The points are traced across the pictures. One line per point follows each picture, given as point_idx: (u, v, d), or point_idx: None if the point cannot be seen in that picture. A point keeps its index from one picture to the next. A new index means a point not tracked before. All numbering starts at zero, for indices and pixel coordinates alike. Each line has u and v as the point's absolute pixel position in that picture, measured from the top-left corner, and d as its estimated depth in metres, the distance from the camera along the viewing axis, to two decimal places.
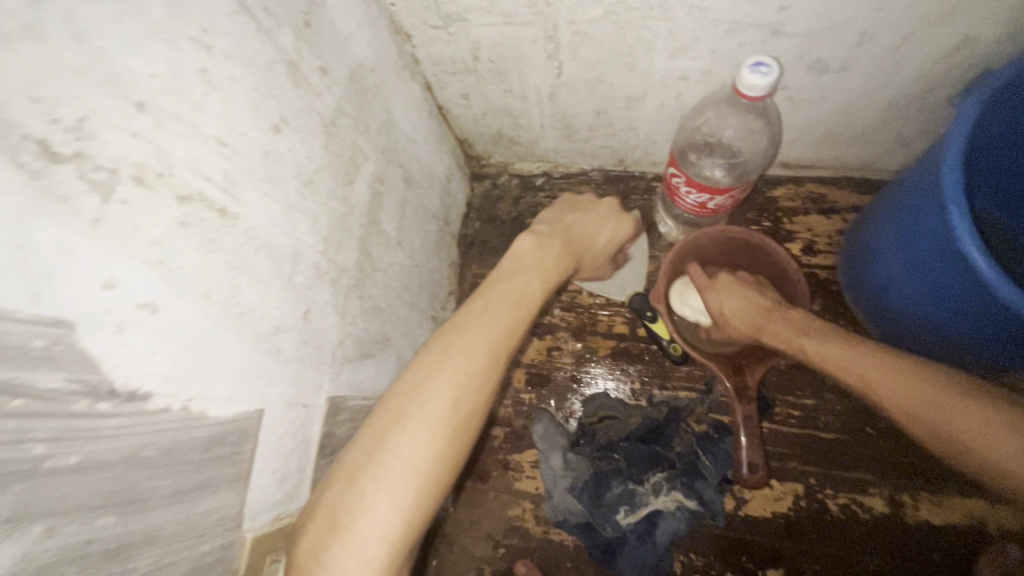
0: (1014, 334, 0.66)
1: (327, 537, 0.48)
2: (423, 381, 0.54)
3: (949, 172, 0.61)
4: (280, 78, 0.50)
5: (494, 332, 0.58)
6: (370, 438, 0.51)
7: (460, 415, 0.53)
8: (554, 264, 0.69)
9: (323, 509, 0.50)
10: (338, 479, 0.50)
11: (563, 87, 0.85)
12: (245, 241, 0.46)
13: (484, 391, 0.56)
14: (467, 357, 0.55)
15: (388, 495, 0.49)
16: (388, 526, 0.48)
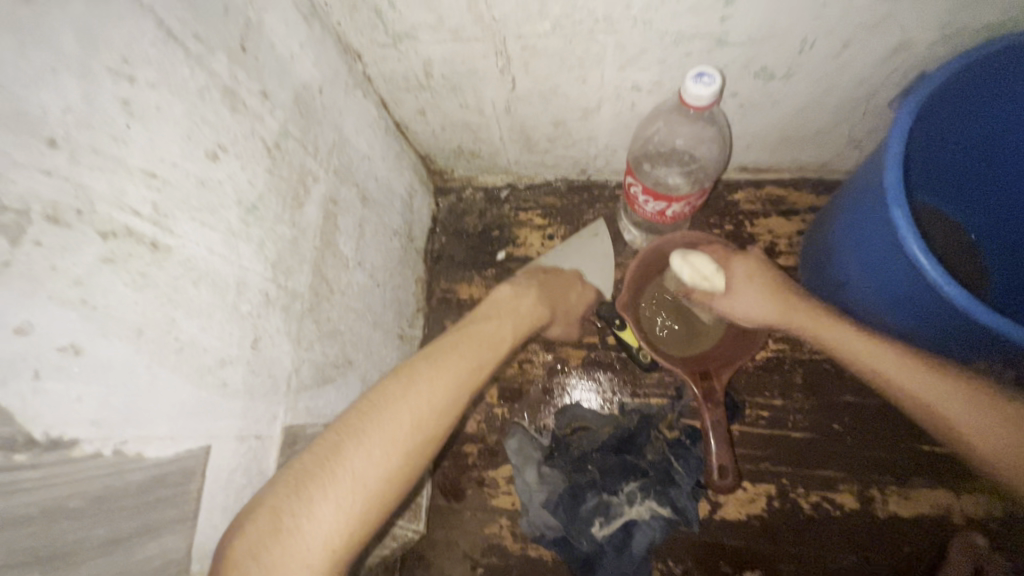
0: (962, 330, 0.68)
1: (262, 540, 0.43)
2: (388, 398, 0.54)
3: (889, 173, 0.63)
4: (215, 104, 0.49)
5: (459, 368, 0.60)
6: (328, 443, 0.50)
7: (417, 437, 0.53)
8: (533, 313, 0.76)
9: (259, 510, 0.45)
10: (283, 482, 0.47)
11: (518, 101, 0.85)
12: (181, 274, 0.45)
13: (444, 421, 0.56)
14: (432, 384, 0.56)
15: (337, 504, 0.46)
16: (332, 536, 0.45)
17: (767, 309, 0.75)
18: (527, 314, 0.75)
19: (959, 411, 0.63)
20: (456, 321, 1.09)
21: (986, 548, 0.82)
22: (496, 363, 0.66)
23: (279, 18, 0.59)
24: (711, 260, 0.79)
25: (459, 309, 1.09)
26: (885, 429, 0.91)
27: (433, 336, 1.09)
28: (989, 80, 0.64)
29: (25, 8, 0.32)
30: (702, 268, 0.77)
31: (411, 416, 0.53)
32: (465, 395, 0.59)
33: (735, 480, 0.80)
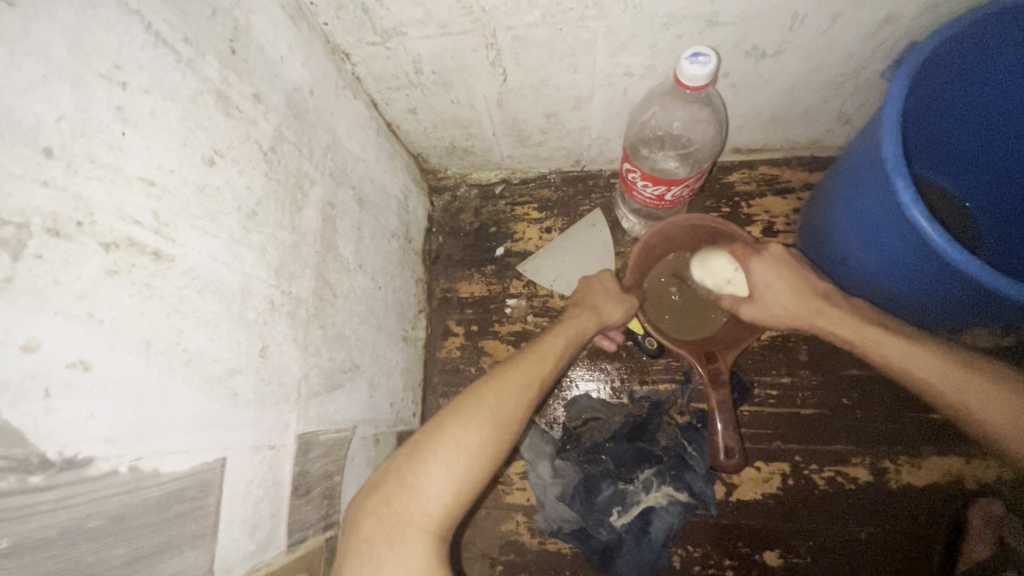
0: (966, 294, 0.68)
1: (393, 492, 0.56)
2: (484, 386, 0.64)
3: (887, 144, 0.63)
4: (208, 109, 0.47)
5: (532, 364, 0.68)
6: (438, 419, 0.61)
7: (503, 417, 0.62)
8: (580, 329, 0.77)
9: (391, 473, 0.57)
10: (406, 449, 0.59)
11: (510, 93, 0.84)
12: (186, 284, 0.44)
13: (525, 406, 0.65)
14: (517, 375, 0.66)
15: (445, 464, 0.57)
16: (444, 491, 0.56)
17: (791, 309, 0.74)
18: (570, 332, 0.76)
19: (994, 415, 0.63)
20: (459, 320, 1.08)
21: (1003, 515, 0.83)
22: (555, 361, 0.71)
23: (266, 19, 0.57)
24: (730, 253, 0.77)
25: (461, 308, 1.08)
26: (894, 400, 0.91)
27: (436, 336, 1.08)
28: (975, 48, 0.64)
29: (12, 14, 0.31)
30: None
31: (498, 401, 0.62)
32: (539, 386, 0.67)
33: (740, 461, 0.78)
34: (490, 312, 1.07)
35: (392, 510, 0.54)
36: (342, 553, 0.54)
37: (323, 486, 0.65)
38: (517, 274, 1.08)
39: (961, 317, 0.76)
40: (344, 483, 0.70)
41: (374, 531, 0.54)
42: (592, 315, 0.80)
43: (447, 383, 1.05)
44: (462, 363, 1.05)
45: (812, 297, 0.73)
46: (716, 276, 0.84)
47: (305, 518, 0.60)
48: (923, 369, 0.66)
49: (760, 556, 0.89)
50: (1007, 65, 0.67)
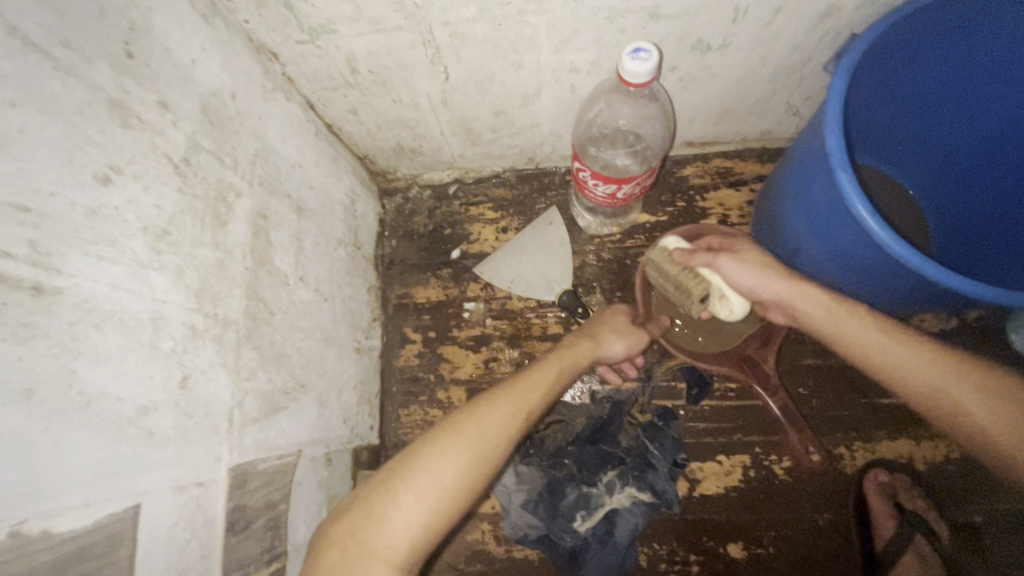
0: (913, 286, 0.69)
1: (361, 522, 0.53)
2: (465, 415, 0.61)
3: (830, 139, 0.63)
4: (99, 121, 0.43)
5: (520, 390, 0.66)
6: (416, 446, 0.58)
7: (483, 447, 0.59)
8: (572, 359, 0.76)
9: (361, 501, 0.55)
10: (380, 475, 0.57)
11: (454, 92, 0.81)
12: (78, 318, 0.39)
13: (509, 436, 0.61)
14: (500, 405, 0.63)
15: (414, 495, 0.54)
16: (413, 524, 0.53)
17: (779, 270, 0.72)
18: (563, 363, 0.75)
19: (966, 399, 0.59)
20: (415, 326, 1.05)
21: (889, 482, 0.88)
22: (550, 391, 0.69)
23: (171, 18, 0.53)
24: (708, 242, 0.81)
25: (418, 314, 1.05)
26: (847, 387, 0.93)
27: (393, 344, 1.04)
28: (914, 41, 0.65)
29: None
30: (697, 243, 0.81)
31: (481, 432, 0.59)
32: (527, 419, 0.64)
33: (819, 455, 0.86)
34: (448, 317, 1.04)
35: (356, 541, 0.52)
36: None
37: (266, 517, 0.61)
38: (474, 277, 1.05)
39: (908, 304, 0.77)
40: (290, 511, 0.66)
41: (336, 562, 0.51)
42: (587, 344, 0.80)
43: (406, 392, 1.01)
44: (420, 371, 1.02)
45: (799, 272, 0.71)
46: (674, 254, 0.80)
47: (244, 555, 0.57)
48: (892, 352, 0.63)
49: (724, 550, 0.89)
50: (948, 57, 0.67)
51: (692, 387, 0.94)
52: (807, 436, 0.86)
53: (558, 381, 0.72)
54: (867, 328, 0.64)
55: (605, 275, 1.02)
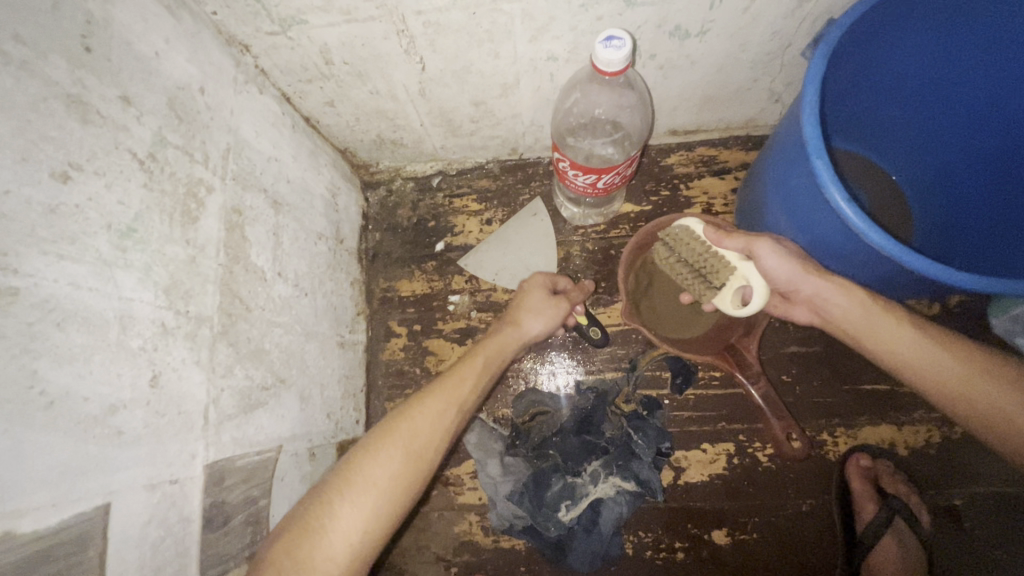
0: (893, 272, 0.69)
1: (297, 540, 0.52)
2: (397, 419, 0.61)
3: (807, 126, 0.62)
4: (56, 116, 0.42)
5: (453, 388, 0.67)
6: (353, 454, 0.58)
7: (415, 448, 0.59)
8: (495, 348, 0.75)
9: (296, 520, 0.53)
10: (316, 491, 0.56)
11: (432, 82, 0.80)
12: (38, 318, 0.39)
13: (443, 434, 0.62)
14: (433, 409, 0.63)
15: (350, 504, 0.54)
16: (352, 533, 0.53)
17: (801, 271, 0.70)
18: (488, 353, 0.74)
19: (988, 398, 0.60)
20: (401, 320, 1.04)
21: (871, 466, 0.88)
22: (478, 387, 0.69)
23: (131, 10, 0.52)
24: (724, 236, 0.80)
25: (403, 307, 1.05)
26: (830, 374, 0.93)
27: (379, 338, 1.04)
28: (893, 26, 0.64)
29: None
30: None
31: (414, 431, 0.60)
32: (459, 412, 0.65)
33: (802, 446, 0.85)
34: (433, 310, 1.03)
35: (293, 560, 0.50)
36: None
37: (246, 513, 0.61)
38: (459, 270, 1.04)
39: (889, 291, 0.77)
40: (272, 507, 0.66)
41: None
42: (509, 329, 0.78)
43: (392, 385, 1.02)
44: (406, 365, 1.02)
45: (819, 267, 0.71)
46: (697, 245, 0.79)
47: (223, 551, 0.57)
48: (916, 352, 0.64)
49: (709, 536, 0.90)
50: (927, 43, 0.67)
51: (676, 376, 0.95)
52: (789, 423, 0.84)
53: (483, 371, 0.71)
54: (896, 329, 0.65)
55: (590, 266, 1.01)
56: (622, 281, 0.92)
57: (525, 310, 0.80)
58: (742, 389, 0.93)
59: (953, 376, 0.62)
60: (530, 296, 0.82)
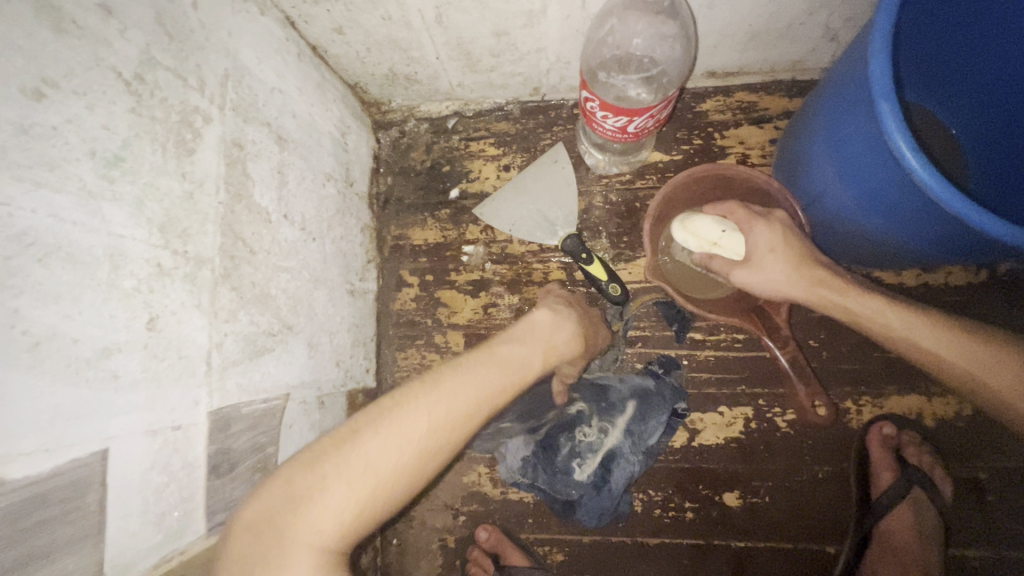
0: (953, 231, 0.62)
1: (279, 506, 0.46)
2: (407, 399, 0.53)
3: (876, 62, 0.54)
4: (25, 23, 0.37)
5: (485, 376, 0.60)
6: (351, 425, 0.51)
7: (426, 439, 0.52)
8: (534, 367, 0.67)
9: (280, 482, 0.47)
10: (308, 454, 0.49)
11: (450, 7, 0.72)
12: (16, 252, 0.35)
13: (457, 425, 0.55)
14: (448, 397, 0.55)
15: (345, 483, 0.47)
16: (341, 513, 0.46)
17: (790, 278, 0.71)
18: (519, 366, 0.65)
19: (1000, 376, 0.62)
20: (412, 269, 1.01)
21: (895, 436, 0.85)
22: (526, 385, 0.65)
23: None
24: (718, 219, 0.76)
25: (415, 256, 1.01)
26: (860, 341, 0.89)
27: (390, 287, 1.01)
28: None
29: None
30: (710, 231, 0.75)
31: (432, 421, 0.53)
32: (481, 398, 0.58)
33: (832, 414, 0.79)
34: (446, 260, 0.99)
35: (273, 528, 0.45)
36: (221, 558, 0.45)
37: (253, 458, 0.60)
38: (474, 219, 0.99)
39: (939, 253, 0.71)
40: (279, 454, 0.65)
41: (252, 549, 0.44)
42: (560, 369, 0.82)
43: (403, 335, 0.99)
44: (417, 315, 0.99)
45: (815, 269, 0.71)
46: (702, 237, 0.75)
47: (230, 496, 0.56)
48: (925, 334, 0.66)
49: (719, 498, 0.89)
50: None
51: (672, 323, 0.92)
52: (816, 391, 0.80)
53: (521, 382, 0.64)
54: (900, 315, 0.67)
55: (613, 219, 0.96)
56: (648, 235, 0.85)
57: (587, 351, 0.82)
58: (768, 352, 0.89)
59: (951, 361, 0.64)
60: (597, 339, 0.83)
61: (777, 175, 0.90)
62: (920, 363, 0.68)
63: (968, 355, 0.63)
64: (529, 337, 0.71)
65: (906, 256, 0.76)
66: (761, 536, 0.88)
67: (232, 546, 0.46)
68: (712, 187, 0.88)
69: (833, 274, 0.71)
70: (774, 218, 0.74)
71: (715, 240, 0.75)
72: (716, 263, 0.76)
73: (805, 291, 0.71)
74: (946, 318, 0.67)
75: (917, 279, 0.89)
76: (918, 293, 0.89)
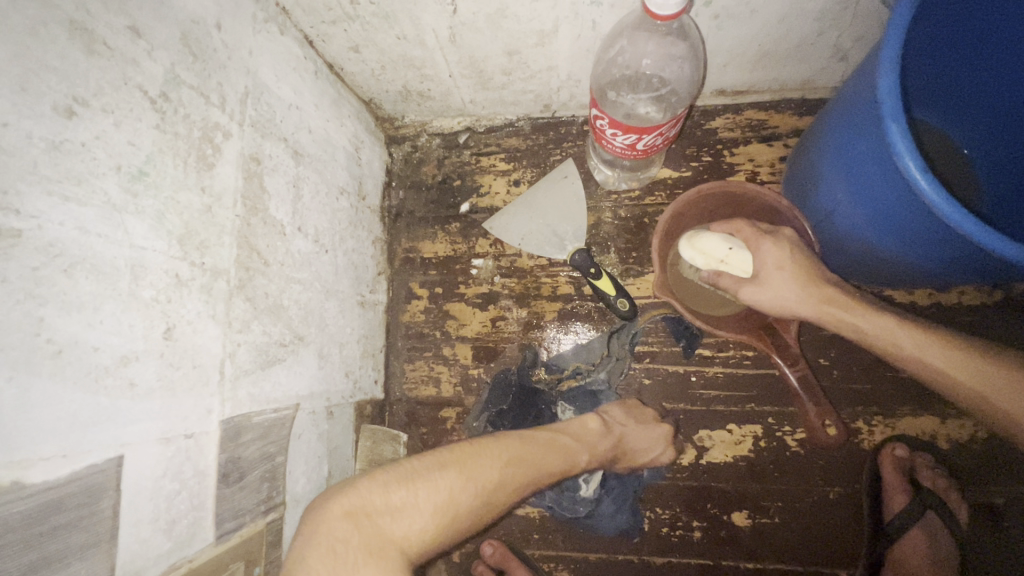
0: (964, 252, 0.62)
1: (378, 505, 0.52)
2: (486, 454, 0.62)
3: (885, 83, 0.55)
4: (59, 45, 0.38)
5: (539, 452, 0.69)
6: (435, 459, 0.59)
7: (495, 491, 0.60)
8: (574, 462, 0.73)
9: (376, 482, 0.54)
10: (401, 469, 0.56)
11: (464, 27, 0.74)
12: (43, 263, 0.37)
13: (516, 487, 0.64)
14: (516, 462, 0.65)
15: (433, 504, 0.54)
16: (424, 528, 0.53)
17: (798, 296, 0.72)
18: (567, 457, 0.73)
19: (1012, 397, 0.61)
20: (422, 282, 1.02)
21: (906, 458, 0.83)
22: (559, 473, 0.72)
23: None
24: (724, 236, 0.75)
25: (425, 269, 1.02)
26: (872, 360, 0.88)
27: (399, 299, 1.02)
28: None
29: None
30: (717, 249, 0.74)
31: (500, 478, 0.62)
32: (538, 466, 0.67)
33: (842, 434, 0.79)
34: (455, 273, 1.00)
35: (371, 523, 0.50)
36: (302, 542, 0.49)
37: (262, 468, 0.60)
38: (484, 233, 1.00)
39: (951, 273, 0.70)
40: (288, 463, 0.66)
41: (350, 535, 0.49)
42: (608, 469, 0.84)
43: (412, 347, 1.00)
44: (426, 328, 1.00)
45: (824, 286, 0.71)
46: (710, 255, 0.74)
47: (239, 505, 0.56)
48: (936, 354, 0.65)
49: (728, 518, 0.88)
50: None
51: (680, 340, 0.92)
52: (826, 410, 0.80)
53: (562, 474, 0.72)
54: (910, 333, 0.67)
55: (622, 234, 0.96)
56: (656, 251, 0.85)
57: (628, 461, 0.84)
58: (776, 370, 0.88)
59: (962, 382, 0.64)
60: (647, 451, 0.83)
61: (787, 192, 0.90)
62: (933, 384, 0.67)
63: (981, 376, 0.63)
64: (582, 435, 0.77)
65: (919, 276, 0.75)
66: (770, 558, 0.86)
67: (319, 527, 0.50)
68: (721, 205, 0.88)
69: (843, 291, 0.70)
70: (782, 236, 0.74)
71: (722, 258, 0.74)
72: (725, 280, 0.76)
73: (814, 307, 0.71)
74: (958, 338, 0.66)
75: (930, 298, 0.88)
76: (930, 312, 0.88)
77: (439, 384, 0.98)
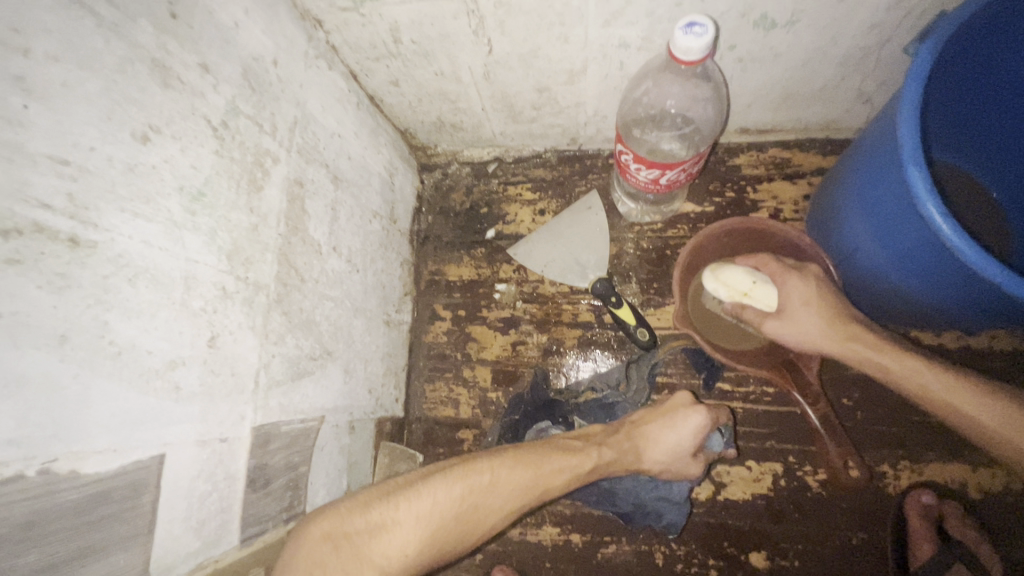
0: (988, 295, 0.62)
1: (354, 524, 0.53)
2: (479, 462, 0.60)
3: (905, 129, 0.57)
4: (140, 79, 0.43)
5: (550, 461, 0.66)
6: (418, 474, 0.59)
7: (487, 500, 0.59)
8: (585, 463, 0.68)
9: (357, 502, 0.55)
10: (383, 487, 0.57)
11: (498, 65, 0.78)
12: (112, 272, 0.40)
13: (516, 500, 0.61)
14: (514, 471, 0.62)
15: (412, 518, 0.54)
16: (407, 544, 0.53)
17: (824, 332, 0.71)
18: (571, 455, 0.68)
19: None
20: (446, 304, 1.05)
21: (934, 506, 0.80)
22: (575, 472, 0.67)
23: None
24: (748, 269, 0.76)
25: (449, 291, 1.05)
26: (898, 403, 0.86)
27: (423, 320, 1.05)
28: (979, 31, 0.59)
29: None
30: (740, 282, 0.75)
31: (491, 481, 0.59)
32: (549, 476, 0.64)
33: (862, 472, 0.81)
34: (478, 297, 1.03)
35: (350, 544, 0.51)
36: (289, 561, 0.51)
37: (286, 477, 0.63)
38: (507, 258, 1.03)
39: (978, 317, 0.69)
40: (310, 474, 0.68)
41: (327, 559, 0.50)
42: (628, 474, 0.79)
43: (433, 368, 1.02)
44: (448, 349, 1.02)
45: (849, 322, 0.71)
46: (733, 287, 0.76)
47: (262, 511, 0.59)
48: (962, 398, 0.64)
49: (746, 558, 0.86)
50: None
51: (701, 371, 0.92)
52: (847, 451, 0.81)
53: (571, 474, 0.66)
54: (934, 375, 0.66)
55: (643, 265, 0.98)
56: (678, 283, 0.86)
57: (656, 455, 0.75)
58: (798, 408, 0.88)
59: (990, 427, 0.63)
60: (673, 445, 0.74)
61: (810, 229, 0.90)
62: (959, 429, 0.66)
63: (1009, 423, 0.61)
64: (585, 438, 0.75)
65: (946, 319, 0.74)
66: None
67: (302, 551, 0.51)
68: (740, 240, 0.90)
69: (869, 330, 0.70)
70: (808, 271, 0.75)
71: (746, 291, 0.75)
72: (750, 313, 0.76)
73: (839, 344, 0.71)
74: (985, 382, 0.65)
75: (958, 342, 0.87)
76: (959, 356, 0.86)
77: (457, 406, 1.00)
